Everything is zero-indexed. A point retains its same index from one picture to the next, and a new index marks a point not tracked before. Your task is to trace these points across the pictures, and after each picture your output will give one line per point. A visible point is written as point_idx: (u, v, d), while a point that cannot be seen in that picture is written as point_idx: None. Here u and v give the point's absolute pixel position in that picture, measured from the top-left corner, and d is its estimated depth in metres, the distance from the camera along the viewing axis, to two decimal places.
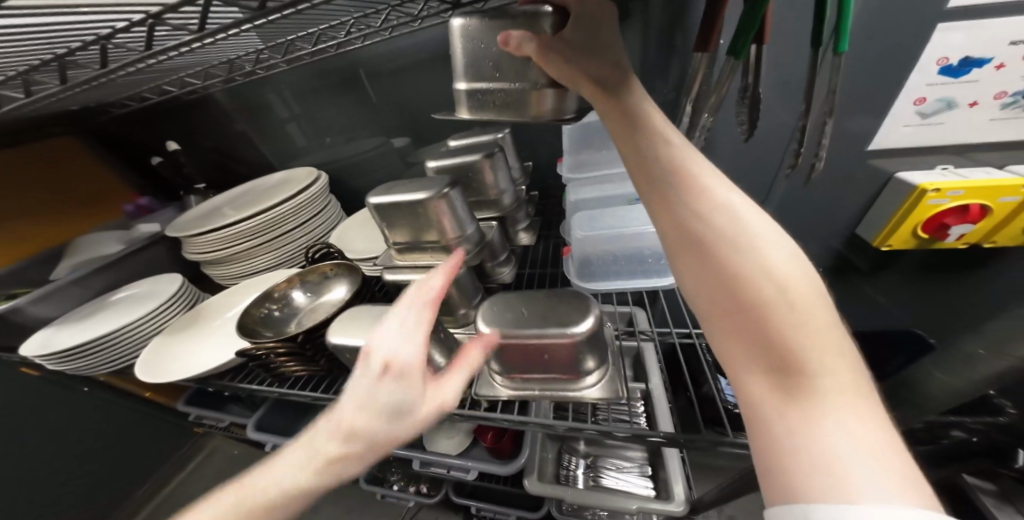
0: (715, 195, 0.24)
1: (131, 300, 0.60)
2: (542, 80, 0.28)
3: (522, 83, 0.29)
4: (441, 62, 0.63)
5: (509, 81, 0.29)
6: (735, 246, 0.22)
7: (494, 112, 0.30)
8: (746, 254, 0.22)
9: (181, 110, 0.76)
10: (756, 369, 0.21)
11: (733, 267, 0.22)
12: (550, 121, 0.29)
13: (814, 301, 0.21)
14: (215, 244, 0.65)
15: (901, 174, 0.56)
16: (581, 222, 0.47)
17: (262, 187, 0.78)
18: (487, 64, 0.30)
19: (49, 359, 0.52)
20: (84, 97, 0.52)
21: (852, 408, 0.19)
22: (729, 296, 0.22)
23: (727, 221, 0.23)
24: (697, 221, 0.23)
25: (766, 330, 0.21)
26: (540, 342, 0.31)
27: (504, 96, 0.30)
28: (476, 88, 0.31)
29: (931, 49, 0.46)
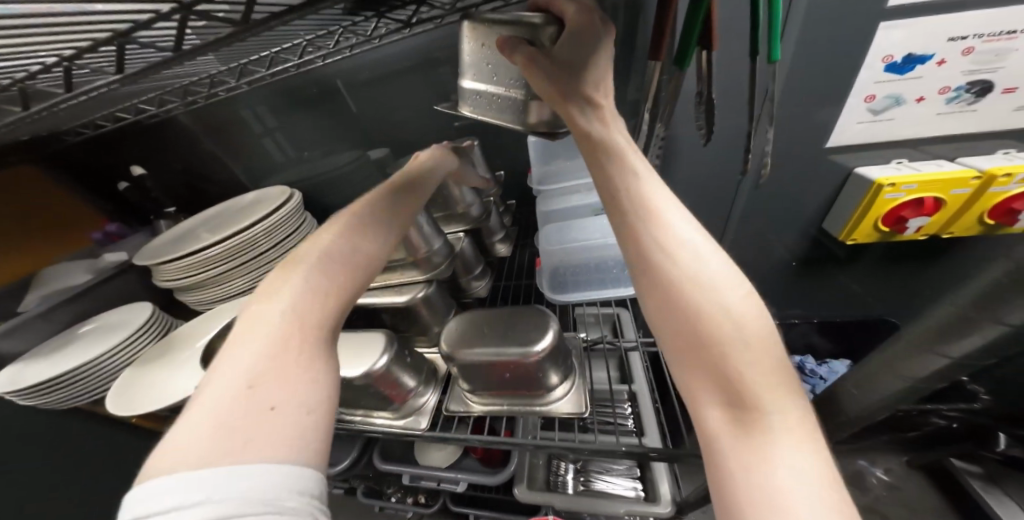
0: (680, 232, 0.23)
1: (98, 331, 0.59)
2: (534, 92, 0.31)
3: (518, 91, 0.32)
4: (410, 75, 0.63)
5: (504, 86, 0.33)
6: (698, 283, 0.21)
7: (489, 111, 0.34)
8: (705, 287, 0.21)
9: (147, 133, 0.74)
10: (713, 404, 0.20)
11: (695, 302, 0.21)
12: (539, 131, 0.31)
13: (771, 342, 0.20)
14: (185, 270, 0.64)
15: (860, 170, 0.58)
16: (549, 236, 0.49)
17: (235, 209, 0.76)
18: (487, 68, 0.33)
19: (16, 396, 0.50)
20: (33, 128, 0.51)
21: (804, 448, 0.18)
22: (690, 330, 0.21)
23: (689, 253, 0.22)
24: (659, 250, 0.23)
25: (720, 361, 0.20)
26: (495, 363, 0.31)
27: (499, 100, 0.33)
28: (477, 89, 0.35)
29: (876, 47, 0.48)
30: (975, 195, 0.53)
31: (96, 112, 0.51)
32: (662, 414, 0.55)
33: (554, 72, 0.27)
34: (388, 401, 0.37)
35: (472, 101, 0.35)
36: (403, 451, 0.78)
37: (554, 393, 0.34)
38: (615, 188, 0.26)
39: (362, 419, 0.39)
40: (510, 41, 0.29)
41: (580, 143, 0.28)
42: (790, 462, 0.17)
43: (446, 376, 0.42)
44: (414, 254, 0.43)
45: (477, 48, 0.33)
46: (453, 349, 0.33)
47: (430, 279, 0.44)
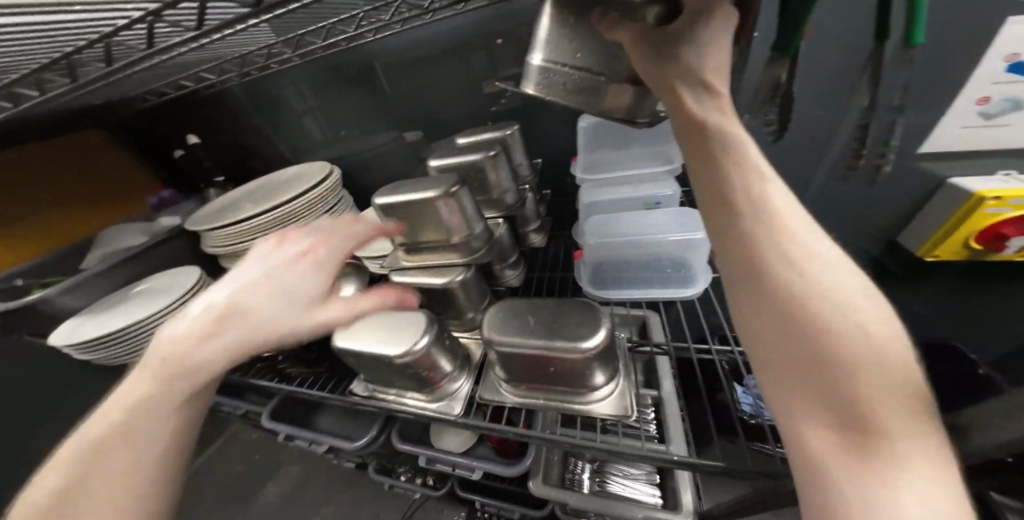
0: (805, 240, 0.21)
1: (151, 292, 0.61)
2: (624, 74, 0.29)
3: (603, 74, 0.29)
4: (454, 55, 0.61)
5: (586, 66, 0.30)
6: (825, 297, 0.19)
7: (563, 93, 0.30)
8: (826, 299, 0.19)
9: (203, 105, 0.77)
10: (824, 428, 0.18)
11: (818, 316, 0.19)
12: (617, 117, 0.31)
13: (907, 371, 0.18)
14: (233, 237, 0.66)
15: (957, 180, 0.53)
16: (597, 228, 0.45)
17: (277, 182, 0.78)
18: (572, 48, 0.30)
19: (77, 348, 0.53)
20: (107, 92, 0.53)
21: (942, 491, 0.15)
22: (809, 344, 0.18)
23: (812, 262, 0.20)
24: (776, 253, 0.20)
25: (836, 379, 0.18)
26: (537, 355, 0.30)
27: (575, 81, 0.30)
28: (549, 67, 0.30)
29: (1001, 43, 0.43)
30: None
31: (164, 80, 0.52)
32: (686, 421, 0.52)
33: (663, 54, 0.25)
34: (422, 381, 0.36)
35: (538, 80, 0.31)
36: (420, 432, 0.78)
37: (598, 391, 0.32)
38: (719, 181, 0.23)
39: (394, 397, 0.39)
40: (607, 16, 0.28)
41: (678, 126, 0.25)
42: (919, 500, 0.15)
43: (479, 362, 0.41)
44: (454, 236, 0.42)
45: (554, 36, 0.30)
46: (497, 336, 0.32)
47: (469, 263, 0.43)
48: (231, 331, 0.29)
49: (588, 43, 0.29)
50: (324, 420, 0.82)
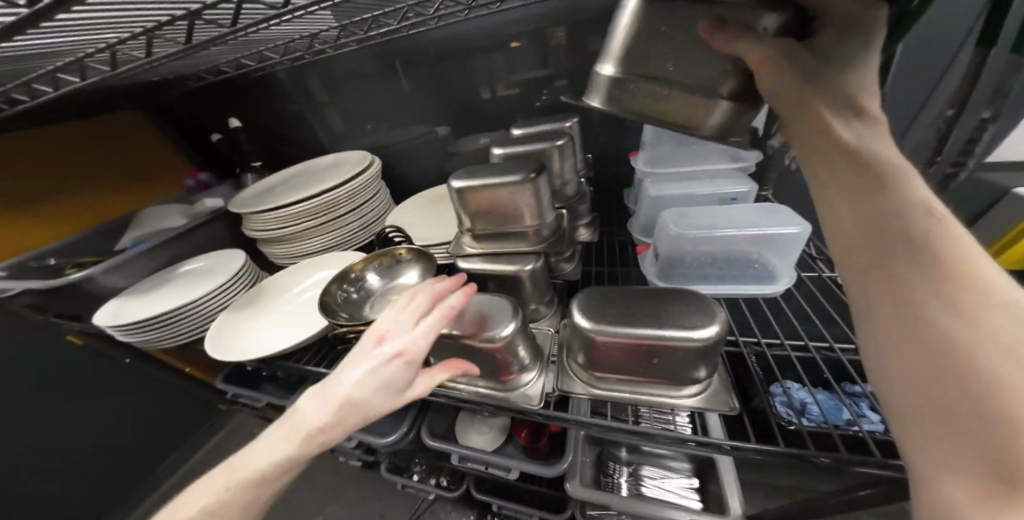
0: (986, 287, 0.18)
1: (194, 275, 0.60)
2: (721, 89, 0.24)
3: (698, 85, 0.24)
4: (511, 47, 0.60)
5: (677, 78, 0.24)
6: (1009, 347, 0.16)
7: (639, 105, 0.26)
8: (1005, 360, 0.16)
9: (249, 89, 0.77)
10: (974, 487, 0.15)
11: (993, 367, 0.16)
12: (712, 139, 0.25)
13: None
14: (276, 223, 0.65)
15: (1021, 190, 0.53)
16: (673, 220, 0.43)
17: (316, 169, 0.77)
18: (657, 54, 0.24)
19: (120, 329, 0.52)
20: (169, 68, 0.52)
21: None
22: (972, 398, 0.16)
23: (996, 314, 0.17)
24: (937, 289, 0.18)
25: (1010, 450, 0.15)
26: (638, 342, 0.29)
27: (658, 96, 0.25)
28: (623, 77, 0.25)
29: None
30: None
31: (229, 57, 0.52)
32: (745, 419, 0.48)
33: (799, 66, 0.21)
34: (501, 370, 0.35)
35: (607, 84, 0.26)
36: (447, 427, 0.75)
37: (691, 386, 0.32)
38: (866, 205, 0.20)
39: (466, 385, 0.38)
40: (723, 26, 0.22)
41: (806, 144, 0.22)
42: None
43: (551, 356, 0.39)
44: (526, 223, 0.42)
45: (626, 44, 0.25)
46: (595, 325, 0.31)
47: (540, 250, 0.42)
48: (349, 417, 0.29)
49: (677, 48, 0.24)
50: None
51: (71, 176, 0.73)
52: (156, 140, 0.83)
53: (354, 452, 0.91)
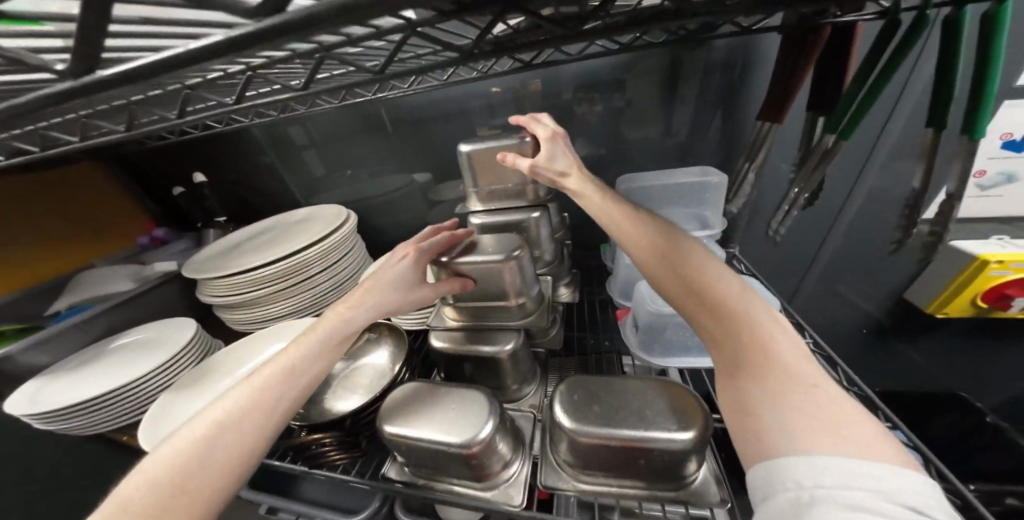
0: (670, 245, 0.33)
1: (138, 347, 0.54)
2: (529, 180, 0.46)
3: (517, 182, 0.46)
4: (485, 109, 0.61)
5: (505, 181, 0.46)
6: (687, 274, 0.31)
7: (499, 200, 0.48)
8: (695, 286, 0.30)
9: (215, 143, 0.75)
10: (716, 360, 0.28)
11: (687, 289, 0.30)
12: (535, 204, 0.47)
13: (744, 301, 0.28)
14: (237, 287, 0.60)
15: (957, 243, 0.57)
16: (652, 292, 0.42)
17: (285, 226, 0.74)
18: (490, 170, 0.46)
19: (38, 417, 0.44)
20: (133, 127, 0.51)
21: (781, 377, 0.24)
22: (688, 308, 0.30)
23: (675, 256, 0.32)
24: (650, 257, 0.33)
25: (731, 343, 0.27)
26: (619, 444, 0.28)
27: (504, 191, 0.47)
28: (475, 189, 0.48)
29: (993, 125, 0.49)
30: None
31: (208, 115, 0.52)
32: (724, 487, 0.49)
33: (611, 198, 0.37)
34: (478, 471, 0.32)
35: (478, 196, 0.48)
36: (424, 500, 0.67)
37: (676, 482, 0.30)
38: (618, 220, 0.36)
39: (439, 482, 0.34)
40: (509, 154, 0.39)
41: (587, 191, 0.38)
42: (824, 449, 0.21)
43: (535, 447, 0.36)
44: (509, 300, 0.41)
45: (481, 169, 0.46)
46: (577, 425, 0.29)
47: (525, 324, 0.41)
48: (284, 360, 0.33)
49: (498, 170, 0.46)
50: (309, 488, 0.68)
51: (12, 232, 0.67)
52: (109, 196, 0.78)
53: None
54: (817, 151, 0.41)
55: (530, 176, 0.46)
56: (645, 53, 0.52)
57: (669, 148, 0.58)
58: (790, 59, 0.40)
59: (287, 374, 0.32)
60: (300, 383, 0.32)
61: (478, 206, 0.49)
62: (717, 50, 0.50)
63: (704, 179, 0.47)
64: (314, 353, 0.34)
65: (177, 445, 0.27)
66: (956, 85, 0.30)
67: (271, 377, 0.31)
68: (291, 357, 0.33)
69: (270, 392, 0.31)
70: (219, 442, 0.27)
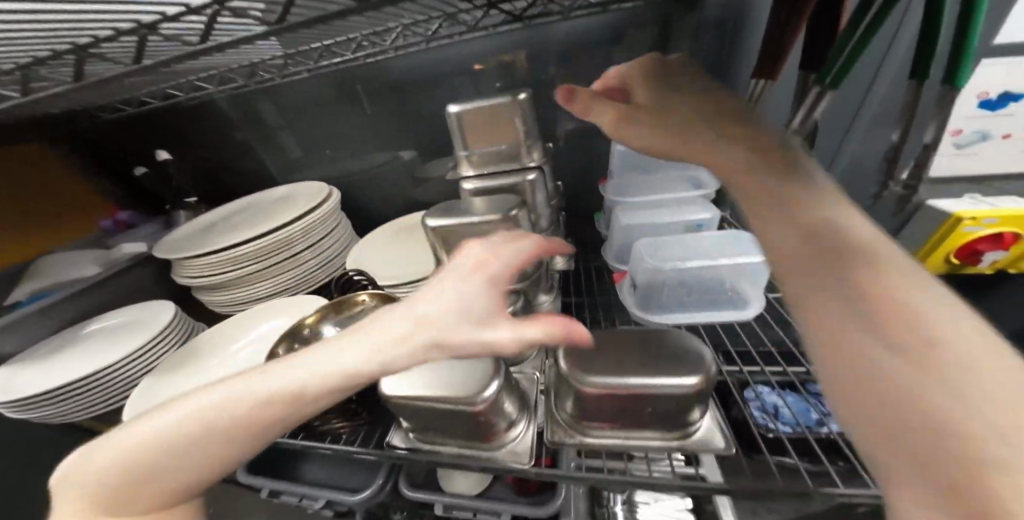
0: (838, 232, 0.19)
1: (112, 331, 0.51)
2: (525, 141, 0.44)
3: (512, 143, 0.45)
4: (471, 75, 0.59)
5: (499, 144, 0.45)
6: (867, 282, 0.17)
7: (492, 164, 0.46)
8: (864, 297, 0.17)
9: (180, 116, 0.69)
10: (881, 437, 0.15)
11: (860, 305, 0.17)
12: (530, 167, 0.45)
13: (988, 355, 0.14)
14: (216, 266, 0.57)
15: (934, 202, 0.59)
16: (648, 251, 0.42)
17: (263, 204, 0.70)
18: (483, 131, 0.44)
19: (7, 405, 0.41)
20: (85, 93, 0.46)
21: None
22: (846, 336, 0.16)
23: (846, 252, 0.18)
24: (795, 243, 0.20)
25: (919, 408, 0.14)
26: (602, 395, 0.28)
27: (499, 154, 0.46)
28: (467, 152, 0.46)
29: (973, 84, 0.50)
30: None
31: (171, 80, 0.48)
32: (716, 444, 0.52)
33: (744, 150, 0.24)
34: (484, 433, 0.32)
35: (469, 160, 0.46)
36: (427, 475, 0.67)
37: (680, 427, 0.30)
38: (754, 184, 0.22)
39: (445, 448, 0.34)
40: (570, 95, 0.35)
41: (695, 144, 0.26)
42: None
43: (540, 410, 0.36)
44: None
45: (472, 133, 0.45)
46: (584, 376, 0.29)
47: (524, 287, 0.40)
48: (269, 380, 0.24)
49: (493, 131, 0.44)
50: (309, 470, 0.67)
51: None
52: (74, 189, 0.72)
53: None
54: (810, 106, 0.41)
55: (526, 139, 0.44)
56: (638, 11, 0.50)
57: None
58: (783, 13, 0.39)
59: (254, 428, 0.24)
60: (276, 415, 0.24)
61: (470, 171, 0.47)
62: (711, 7, 0.49)
63: None
64: (313, 377, 0.24)
65: (126, 467, 0.23)
66: (939, 32, 0.30)
67: (233, 423, 0.23)
68: (272, 384, 0.24)
69: (239, 413, 0.24)
70: (171, 450, 0.23)
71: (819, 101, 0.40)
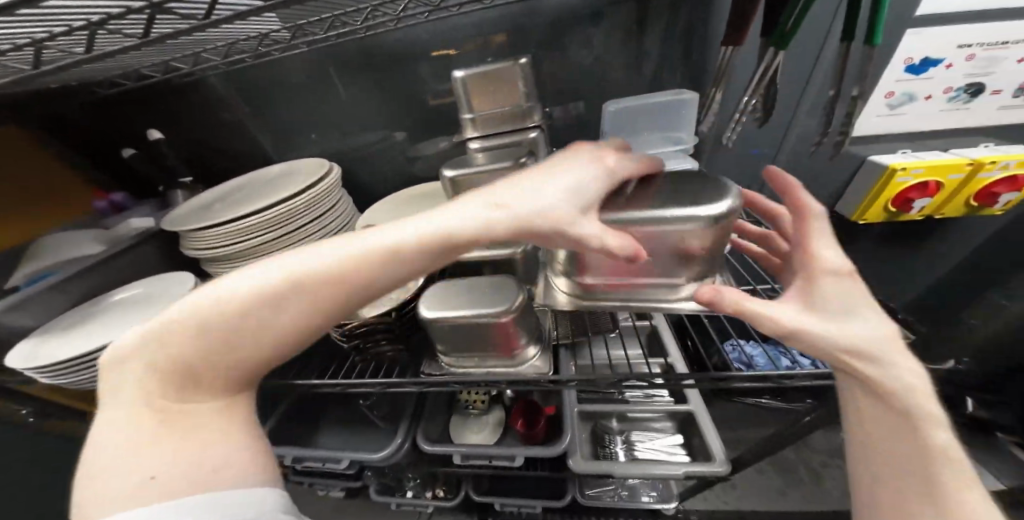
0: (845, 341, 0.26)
1: (133, 302, 0.52)
2: (525, 103, 0.49)
3: (513, 106, 0.49)
4: (463, 49, 0.62)
5: (501, 107, 0.49)
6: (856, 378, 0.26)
7: (495, 126, 0.51)
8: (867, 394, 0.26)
9: (169, 96, 0.69)
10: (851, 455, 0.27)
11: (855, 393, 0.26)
12: (530, 127, 0.50)
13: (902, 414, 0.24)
14: (223, 237, 0.59)
15: (873, 158, 0.68)
16: None
17: (262, 181, 0.71)
18: (487, 95, 0.48)
19: (43, 370, 0.42)
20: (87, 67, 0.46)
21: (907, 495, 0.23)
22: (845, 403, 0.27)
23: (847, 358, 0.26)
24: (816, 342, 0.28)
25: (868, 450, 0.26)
26: (612, 249, 0.30)
27: (502, 116, 0.50)
28: (471, 116, 0.50)
29: (901, 51, 0.58)
30: (966, 180, 0.65)
31: (175, 54, 0.49)
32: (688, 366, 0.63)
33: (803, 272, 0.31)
34: (503, 345, 0.42)
35: (473, 123, 0.50)
36: (441, 431, 0.72)
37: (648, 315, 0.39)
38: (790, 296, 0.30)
39: (473, 364, 0.44)
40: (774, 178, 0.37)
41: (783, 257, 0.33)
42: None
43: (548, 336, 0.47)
44: None
45: (475, 97, 0.49)
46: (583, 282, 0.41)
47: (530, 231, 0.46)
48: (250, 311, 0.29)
49: (496, 96, 0.48)
50: (326, 439, 0.70)
51: None
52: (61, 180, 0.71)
53: (336, 480, 0.84)
54: (770, 67, 0.48)
55: (526, 101, 0.49)
56: None
57: (643, 84, 0.62)
58: None
59: (224, 350, 0.29)
60: (265, 335, 0.29)
61: (475, 134, 0.51)
62: None
63: (678, 97, 0.53)
64: (347, 256, 0.30)
65: (120, 402, 0.28)
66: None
67: (206, 346, 0.29)
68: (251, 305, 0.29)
69: (235, 336, 0.29)
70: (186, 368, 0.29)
71: (774, 62, 0.47)
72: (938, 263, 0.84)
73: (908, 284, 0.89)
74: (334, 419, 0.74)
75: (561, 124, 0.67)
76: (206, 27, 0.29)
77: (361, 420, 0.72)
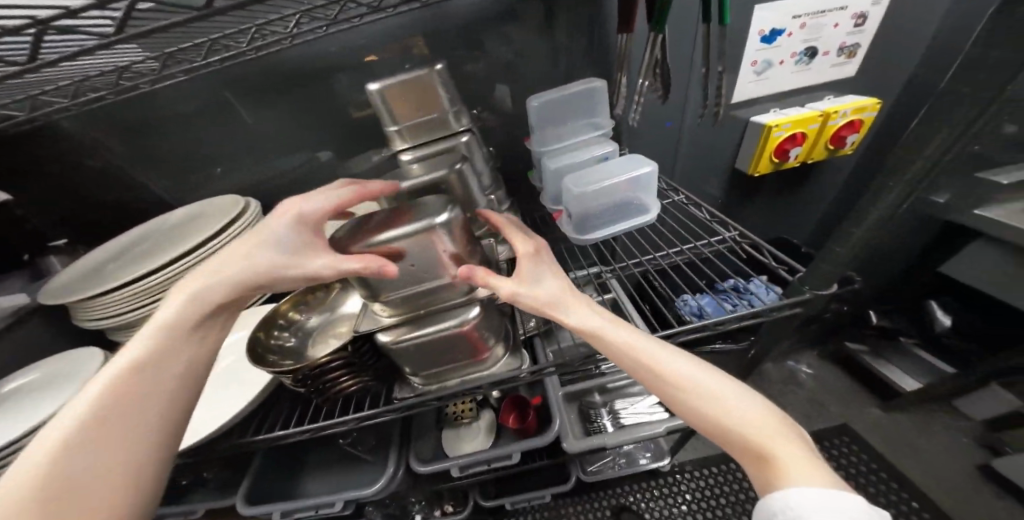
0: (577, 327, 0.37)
1: (29, 395, 0.43)
2: (450, 109, 0.49)
3: (438, 114, 0.49)
4: (377, 60, 0.59)
5: (426, 115, 0.49)
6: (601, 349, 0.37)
7: (424, 136, 0.50)
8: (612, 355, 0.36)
9: (16, 147, 0.57)
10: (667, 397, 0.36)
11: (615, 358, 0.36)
12: (459, 131, 0.51)
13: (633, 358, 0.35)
14: (123, 303, 0.51)
15: (754, 119, 0.80)
16: (573, 185, 0.51)
17: (164, 230, 0.62)
18: (409, 105, 0.47)
19: None
20: None
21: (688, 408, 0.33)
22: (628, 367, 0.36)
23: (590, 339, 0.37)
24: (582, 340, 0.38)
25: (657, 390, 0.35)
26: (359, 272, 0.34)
27: (428, 123, 0.49)
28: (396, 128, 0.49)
29: (754, 27, 0.68)
30: (822, 128, 0.79)
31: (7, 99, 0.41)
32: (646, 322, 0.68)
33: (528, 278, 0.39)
34: (477, 350, 0.43)
35: (400, 134, 0.49)
36: (435, 448, 0.69)
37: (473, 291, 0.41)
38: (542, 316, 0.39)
39: (449, 379, 0.44)
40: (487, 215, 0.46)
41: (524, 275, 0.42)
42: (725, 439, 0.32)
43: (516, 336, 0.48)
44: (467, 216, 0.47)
45: (398, 109, 0.48)
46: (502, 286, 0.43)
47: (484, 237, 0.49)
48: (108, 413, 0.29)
49: (420, 105, 0.48)
50: (313, 485, 0.65)
51: None
52: None
53: None
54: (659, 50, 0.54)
55: (450, 107, 0.49)
56: None
57: (558, 78, 0.65)
58: None
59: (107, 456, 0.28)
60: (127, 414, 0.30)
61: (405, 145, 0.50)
62: None
63: (590, 86, 0.57)
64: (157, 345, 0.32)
65: None
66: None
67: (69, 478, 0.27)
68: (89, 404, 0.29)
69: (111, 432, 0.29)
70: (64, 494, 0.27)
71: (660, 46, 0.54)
72: (820, 198, 1.01)
73: (803, 222, 1.05)
74: (319, 462, 0.69)
75: (492, 123, 0.69)
76: (41, 70, 0.24)
77: (349, 456, 0.68)
